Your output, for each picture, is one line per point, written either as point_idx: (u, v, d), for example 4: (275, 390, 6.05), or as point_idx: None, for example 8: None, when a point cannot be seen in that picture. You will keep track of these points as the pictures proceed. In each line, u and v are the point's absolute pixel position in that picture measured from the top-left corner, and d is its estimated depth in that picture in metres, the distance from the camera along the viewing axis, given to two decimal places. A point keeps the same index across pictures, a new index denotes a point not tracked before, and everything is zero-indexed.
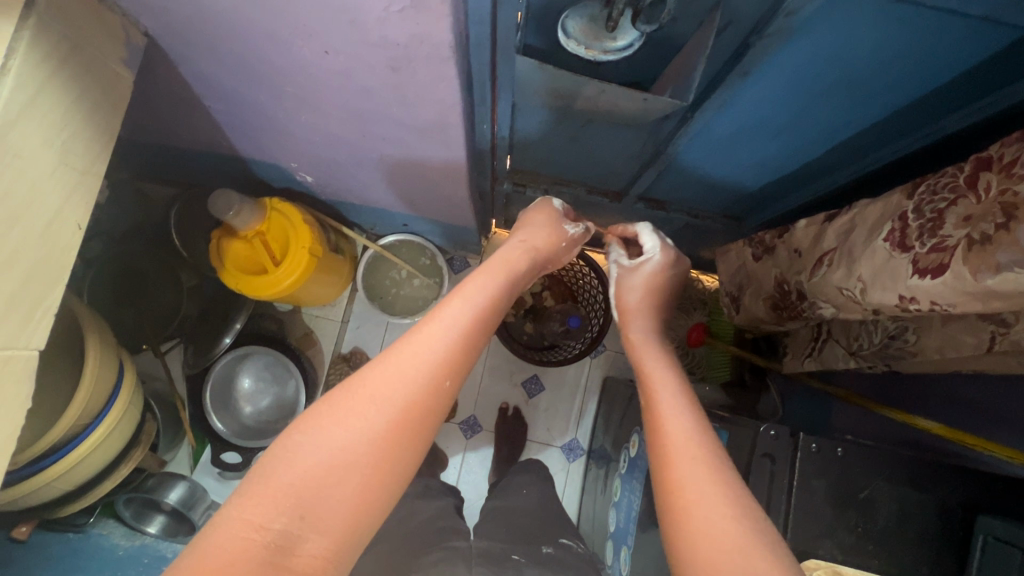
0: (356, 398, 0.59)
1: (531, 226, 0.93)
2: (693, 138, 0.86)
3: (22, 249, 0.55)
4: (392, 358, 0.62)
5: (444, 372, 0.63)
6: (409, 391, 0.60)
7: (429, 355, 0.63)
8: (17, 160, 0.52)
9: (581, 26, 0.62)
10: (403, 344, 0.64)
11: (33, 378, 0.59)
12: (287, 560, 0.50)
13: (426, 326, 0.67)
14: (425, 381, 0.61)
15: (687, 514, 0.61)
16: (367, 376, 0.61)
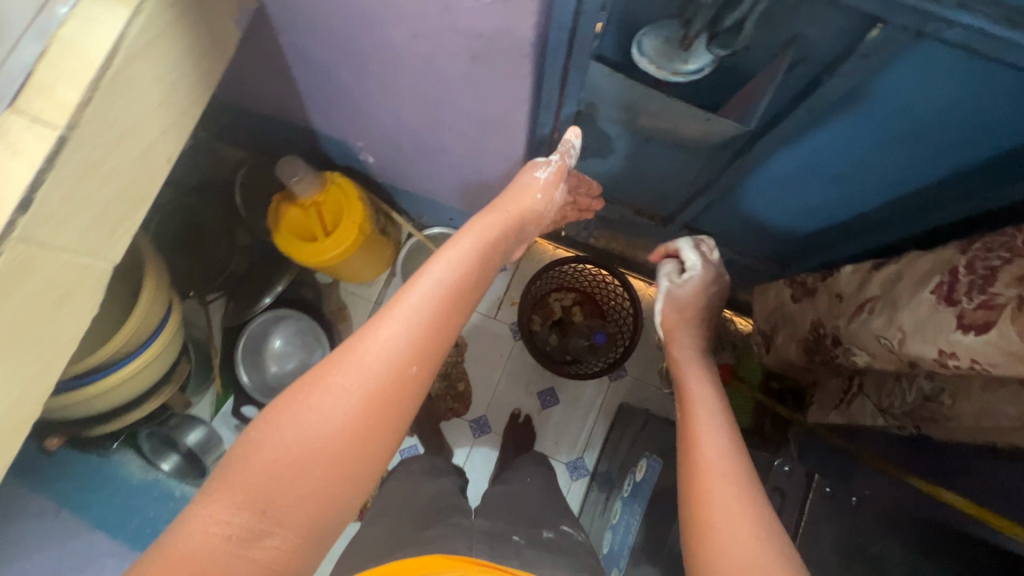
0: (317, 390, 0.59)
1: (515, 193, 0.88)
2: (749, 171, 0.87)
3: (121, 169, 0.61)
4: (355, 348, 0.63)
5: (409, 360, 0.64)
6: (371, 381, 0.61)
7: (392, 343, 0.64)
8: (132, 91, 0.58)
9: (655, 45, 0.63)
10: (367, 331, 0.65)
11: (104, 288, 0.65)
12: (252, 549, 0.51)
13: (392, 312, 0.67)
14: (388, 371, 0.62)
15: (716, 534, 0.61)
16: (329, 367, 0.61)
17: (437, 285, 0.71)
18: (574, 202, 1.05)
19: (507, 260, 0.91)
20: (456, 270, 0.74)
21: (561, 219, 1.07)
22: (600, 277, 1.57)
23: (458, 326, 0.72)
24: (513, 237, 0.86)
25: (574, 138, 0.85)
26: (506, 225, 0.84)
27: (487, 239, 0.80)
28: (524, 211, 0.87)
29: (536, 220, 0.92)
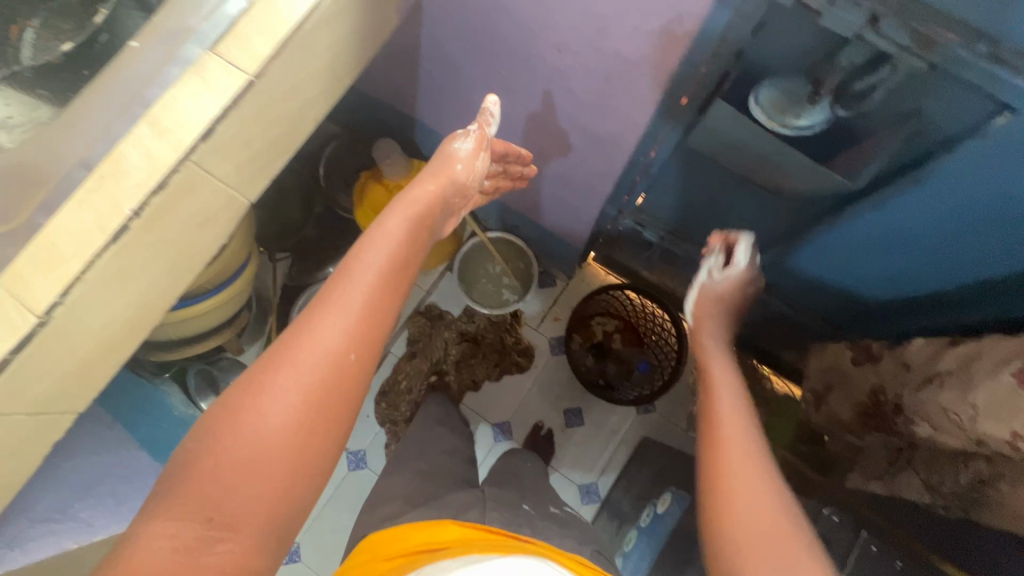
0: (252, 397, 0.59)
1: (437, 165, 0.91)
2: (835, 228, 0.90)
3: (283, 119, 0.68)
4: (288, 351, 0.62)
5: (343, 349, 0.64)
6: (306, 379, 0.61)
7: (325, 340, 0.64)
8: (311, 52, 0.66)
9: (772, 97, 0.67)
10: (298, 330, 0.64)
11: (236, 222, 0.71)
12: (203, 554, 0.51)
13: (324, 308, 0.67)
14: (321, 368, 0.62)
15: (736, 493, 0.65)
16: (263, 375, 0.61)
17: (372, 272, 0.72)
18: (513, 176, 1.05)
19: (437, 235, 0.92)
20: (387, 253, 0.75)
21: (498, 192, 1.06)
22: (649, 309, 1.59)
23: (395, 310, 0.73)
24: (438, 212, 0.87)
25: (492, 108, 0.88)
26: (432, 198, 0.87)
27: (414, 213, 0.83)
28: (445, 183, 0.89)
29: (464, 191, 0.93)
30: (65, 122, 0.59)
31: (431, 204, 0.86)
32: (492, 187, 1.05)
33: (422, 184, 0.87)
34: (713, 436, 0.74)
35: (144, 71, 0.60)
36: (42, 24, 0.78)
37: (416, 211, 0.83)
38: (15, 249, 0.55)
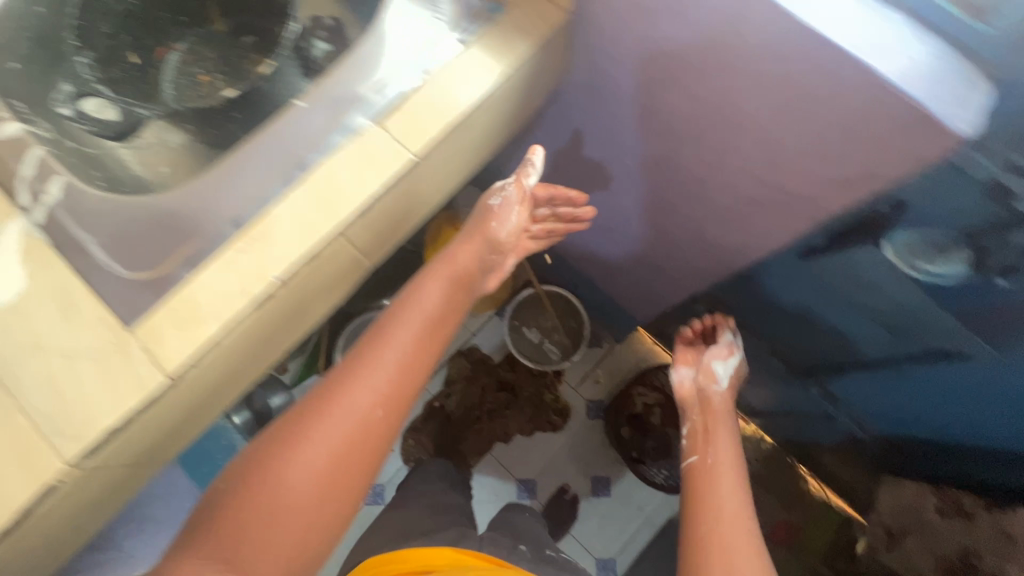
0: (280, 454, 0.53)
1: (471, 225, 0.78)
2: (932, 372, 0.79)
3: (423, 192, 0.67)
4: (322, 407, 0.57)
5: (375, 406, 0.58)
6: (338, 437, 0.55)
7: (360, 397, 0.58)
8: (466, 133, 0.64)
9: (906, 243, 0.63)
10: (334, 385, 0.59)
11: (353, 284, 0.70)
12: None
13: (364, 364, 0.61)
14: (355, 428, 0.56)
15: None
16: (294, 430, 0.55)
17: (416, 329, 0.67)
18: (565, 219, 0.87)
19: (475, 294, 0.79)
20: (438, 300, 0.71)
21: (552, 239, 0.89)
22: None
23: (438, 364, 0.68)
24: (480, 273, 0.78)
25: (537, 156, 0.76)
26: (469, 254, 0.76)
27: (452, 268, 0.75)
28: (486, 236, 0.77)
29: (511, 249, 0.82)
30: (220, 173, 0.58)
31: (472, 260, 0.76)
32: (546, 224, 0.86)
33: (463, 237, 0.78)
34: (693, 498, 0.64)
35: (310, 134, 0.59)
36: (190, 54, 0.78)
37: (459, 265, 0.76)
38: (154, 300, 0.54)
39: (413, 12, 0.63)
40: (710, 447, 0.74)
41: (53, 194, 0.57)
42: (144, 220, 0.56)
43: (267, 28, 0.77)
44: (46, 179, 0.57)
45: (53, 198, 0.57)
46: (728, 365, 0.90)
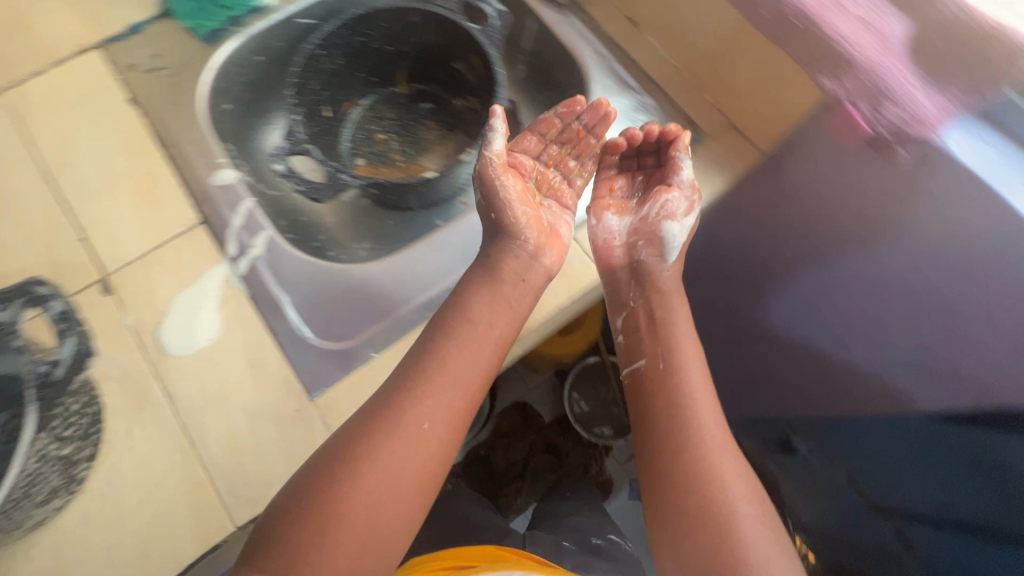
0: (335, 487, 0.47)
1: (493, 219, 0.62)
2: None
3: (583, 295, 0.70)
4: (374, 436, 0.49)
5: (424, 426, 0.51)
6: (396, 461, 0.49)
7: (414, 420, 0.51)
8: None
9: None
10: (386, 413, 0.51)
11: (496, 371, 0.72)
12: None
13: (417, 387, 0.52)
14: (411, 454, 0.50)
15: None
16: (346, 460, 0.48)
17: (482, 345, 0.56)
18: (661, 217, 0.64)
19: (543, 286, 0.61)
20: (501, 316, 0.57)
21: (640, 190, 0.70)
22: None
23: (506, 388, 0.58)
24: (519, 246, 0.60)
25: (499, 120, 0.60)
26: (511, 271, 0.59)
27: (490, 282, 0.58)
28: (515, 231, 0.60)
29: (540, 240, 0.61)
30: (422, 256, 0.62)
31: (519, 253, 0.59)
32: (632, 238, 0.65)
33: (515, 254, 0.59)
34: None
35: (508, 236, 0.61)
36: (371, 111, 0.82)
37: (505, 279, 0.58)
38: (341, 374, 0.55)
39: (616, 124, 0.69)
40: (676, 376, 0.57)
41: (259, 246, 0.60)
42: (347, 288, 0.60)
43: (449, 102, 0.82)
44: (256, 231, 0.60)
45: (259, 250, 0.59)
46: (685, 228, 0.64)
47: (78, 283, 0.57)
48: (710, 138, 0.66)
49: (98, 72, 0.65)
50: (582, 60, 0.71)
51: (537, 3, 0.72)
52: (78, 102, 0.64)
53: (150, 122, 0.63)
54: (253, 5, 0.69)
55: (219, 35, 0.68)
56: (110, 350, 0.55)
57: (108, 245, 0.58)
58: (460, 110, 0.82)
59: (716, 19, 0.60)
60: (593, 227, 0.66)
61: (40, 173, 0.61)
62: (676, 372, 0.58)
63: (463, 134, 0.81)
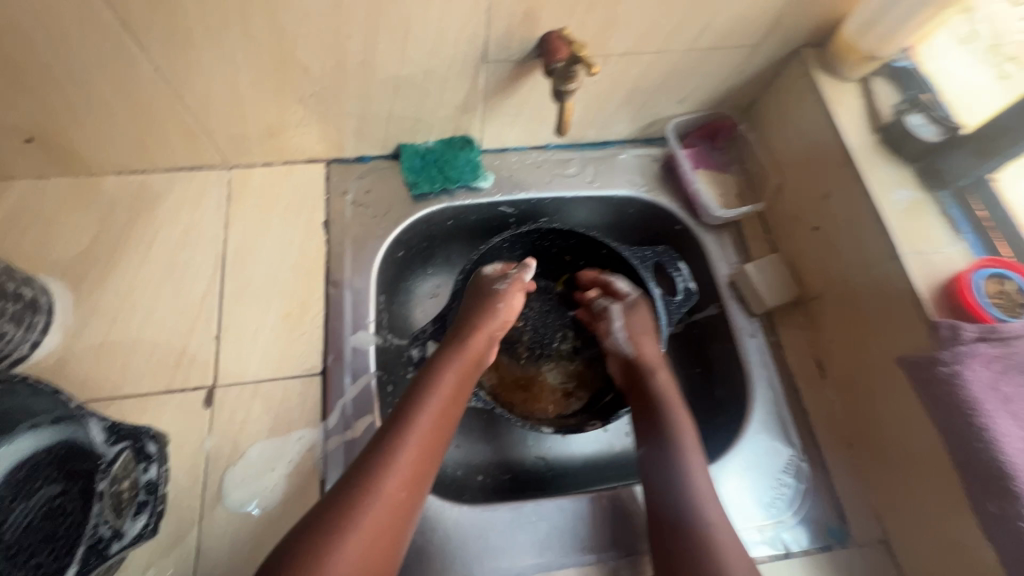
0: (309, 553, 0.41)
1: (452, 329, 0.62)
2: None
3: None
4: (350, 495, 0.44)
5: (403, 476, 0.46)
6: (381, 517, 0.44)
7: (395, 470, 0.46)
8: None
9: None
10: (358, 472, 0.46)
11: None
12: None
13: (391, 438, 0.48)
14: (394, 508, 0.45)
15: None
16: (322, 525, 0.43)
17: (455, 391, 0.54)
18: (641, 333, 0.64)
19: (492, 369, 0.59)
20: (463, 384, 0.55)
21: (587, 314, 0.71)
22: None
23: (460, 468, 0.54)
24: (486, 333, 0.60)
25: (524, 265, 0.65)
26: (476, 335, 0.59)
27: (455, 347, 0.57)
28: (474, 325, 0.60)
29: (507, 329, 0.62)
30: (496, 540, 0.56)
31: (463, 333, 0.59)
32: (631, 322, 0.65)
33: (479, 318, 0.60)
34: None
35: (601, 552, 0.56)
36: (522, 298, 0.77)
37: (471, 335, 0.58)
38: None
39: (761, 480, 0.59)
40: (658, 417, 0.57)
41: (356, 432, 0.57)
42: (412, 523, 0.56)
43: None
44: (361, 413, 0.58)
45: (354, 437, 0.57)
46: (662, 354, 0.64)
47: (191, 383, 0.58)
48: (856, 547, 0.57)
49: (311, 186, 0.69)
50: (751, 376, 0.65)
51: (729, 295, 0.69)
52: (281, 205, 0.68)
53: (328, 251, 0.66)
54: (469, 183, 0.71)
55: (425, 197, 0.70)
56: (175, 470, 0.54)
57: (232, 358, 0.59)
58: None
59: (919, 449, 0.53)
60: (615, 334, 0.65)
61: (216, 256, 0.64)
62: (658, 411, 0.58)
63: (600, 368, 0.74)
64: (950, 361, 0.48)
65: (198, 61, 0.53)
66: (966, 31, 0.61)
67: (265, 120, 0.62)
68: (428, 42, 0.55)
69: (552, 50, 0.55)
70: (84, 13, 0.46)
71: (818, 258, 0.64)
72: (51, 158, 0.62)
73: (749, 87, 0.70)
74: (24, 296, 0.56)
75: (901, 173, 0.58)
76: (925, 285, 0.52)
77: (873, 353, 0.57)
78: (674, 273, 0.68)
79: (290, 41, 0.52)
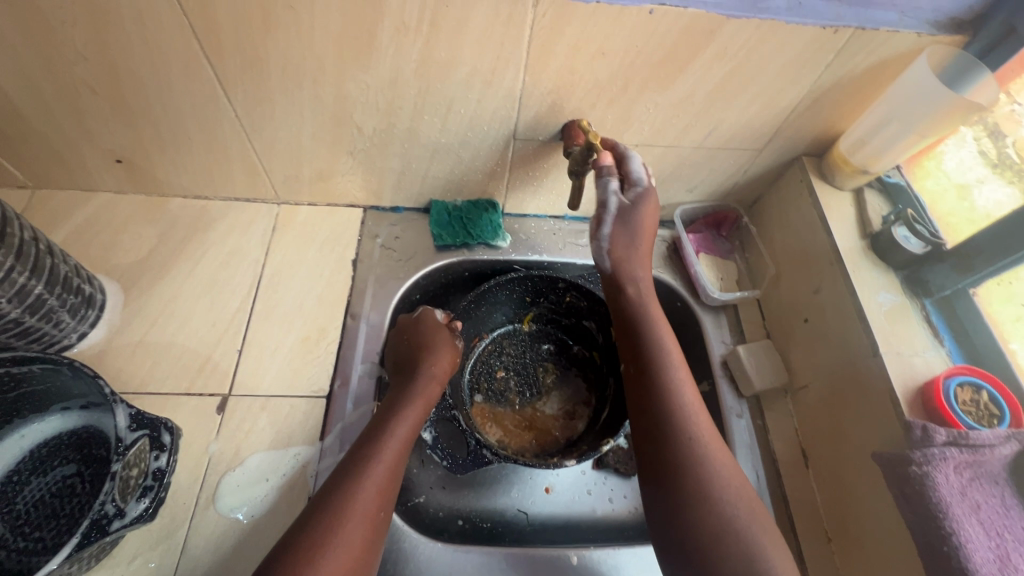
0: (295, 562, 0.44)
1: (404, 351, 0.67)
2: None
3: None
4: (319, 521, 0.47)
5: (371, 503, 0.50)
6: (357, 531, 0.48)
7: (372, 485, 0.50)
8: None
9: None
10: (326, 501, 0.48)
11: None
12: None
13: (360, 467, 0.51)
14: (366, 532, 0.48)
15: None
16: (297, 550, 0.45)
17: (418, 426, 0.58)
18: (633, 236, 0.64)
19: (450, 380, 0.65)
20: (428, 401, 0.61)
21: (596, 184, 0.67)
22: None
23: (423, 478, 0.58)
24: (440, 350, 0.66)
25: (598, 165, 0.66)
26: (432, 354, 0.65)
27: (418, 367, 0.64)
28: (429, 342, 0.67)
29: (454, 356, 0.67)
30: None
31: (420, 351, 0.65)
32: (621, 230, 0.64)
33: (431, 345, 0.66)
34: None
35: None
36: (495, 347, 0.82)
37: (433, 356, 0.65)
38: None
39: None
40: (666, 407, 0.54)
41: None
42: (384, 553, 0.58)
43: (576, 377, 0.82)
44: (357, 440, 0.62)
45: None
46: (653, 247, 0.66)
47: (208, 389, 0.63)
48: None
49: (347, 227, 0.77)
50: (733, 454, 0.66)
51: (720, 372, 0.71)
52: (317, 240, 0.75)
53: (352, 287, 0.72)
54: (488, 241, 0.78)
55: (447, 248, 0.77)
56: (178, 468, 0.58)
57: (249, 371, 0.64)
58: (587, 395, 0.81)
59: (891, 551, 0.53)
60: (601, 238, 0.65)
61: (253, 278, 0.71)
62: (665, 397, 0.55)
63: (582, 404, 0.80)
64: (922, 462, 0.49)
65: (271, 113, 0.62)
66: (994, 153, 0.63)
67: (317, 166, 0.71)
68: (466, 118, 0.63)
69: (575, 135, 0.63)
70: (188, 67, 0.56)
71: (807, 349, 0.67)
72: (132, 178, 0.72)
73: (753, 186, 0.76)
74: (85, 291, 0.63)
75: (886, 278, 0.62)
76: (903, 385, 0.55)
77: (852, 446, 0.58)
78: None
79: (349, 106, 0.61)
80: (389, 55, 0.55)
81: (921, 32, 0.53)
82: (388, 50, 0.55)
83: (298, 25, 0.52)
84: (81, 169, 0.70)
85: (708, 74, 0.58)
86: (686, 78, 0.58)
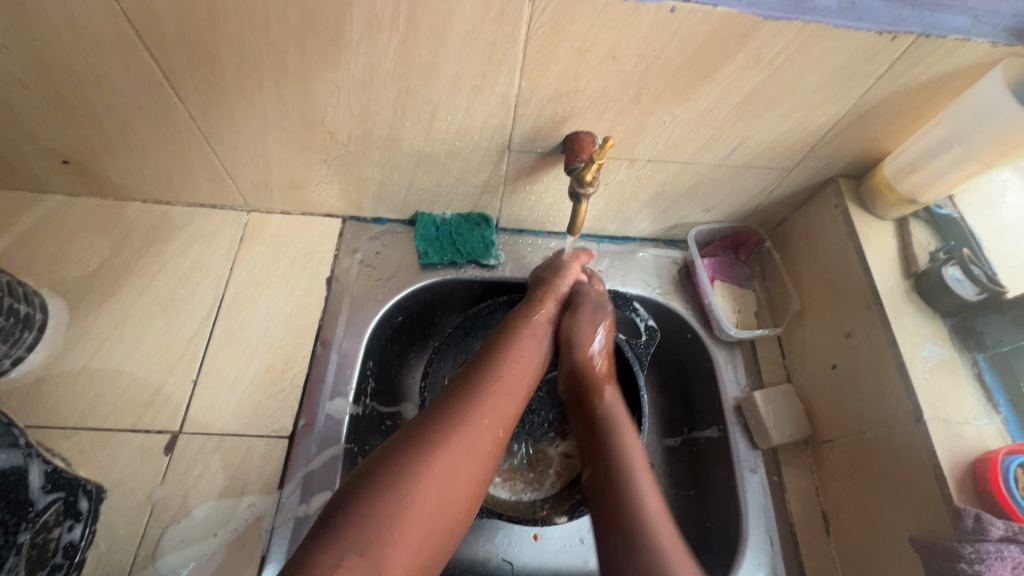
0: (422, 445, 0.44)
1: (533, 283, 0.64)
2: None
3: None
4: (443, 438, 0.45)
5: (480, 427, 0.47)
6: (478, 428, 0.47)
7: (491, 393, 0.50)
8: None
9: None
10: (427, 433, 0.45)
11: None
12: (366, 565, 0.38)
13: (478, 385, 0.50)
14: (478, 448, 0.46)
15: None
16: (393, 466, 0.42)
17: (535, 368, 0.56)
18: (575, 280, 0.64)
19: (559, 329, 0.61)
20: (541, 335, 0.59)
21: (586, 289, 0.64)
22: None
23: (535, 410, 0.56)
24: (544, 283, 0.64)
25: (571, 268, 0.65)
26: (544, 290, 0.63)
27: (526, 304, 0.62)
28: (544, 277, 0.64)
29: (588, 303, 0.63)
30: None
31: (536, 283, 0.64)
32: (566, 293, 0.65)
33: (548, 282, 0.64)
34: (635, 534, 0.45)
35: None
36: None
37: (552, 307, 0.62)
38: None
39: None
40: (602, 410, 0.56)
41: (311, 508, 0.54)
42: None
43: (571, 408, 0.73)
44: (319, 488, 0.55)
45: (307, 514, 0.54)
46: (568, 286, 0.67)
47: (156, 426, 0.56)
48: None
49: (323, 240, 0.69)
50: (745, 517, 0.58)
51: (734, 419, 0.63)
52: (288, 254, 0.68)
53: (325, 309, 0.65)
54: (480, 259, 0.70)
55: (433, 267, 0.69)
56: (117, 519, 0.51)
57: (204, 406, 0.57)
58: None
59: None
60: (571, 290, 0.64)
61: (215, 297, 0.64)
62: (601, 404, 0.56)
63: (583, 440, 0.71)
64: (974, 559, 0.42)
65: (230, 115, 0.54)
66: None
67: (288, 174, 0.63)
68: (453, 126, 0.55)
69: (579, 147, 0.54)
70: (128, 59, 0.48)
71: (833, 401, 0.59)
72: (83, 181, 0.64)
73: (779, 207, 0.68)
74: (18, 312, 0.56)
75: (932, 326, 0.54)
76: (951, 461, 0.47)
77: (884, 522, 0.51)
78: (630, 313, 0.67)
79: (319, 110, 0.53)
80: (362, 53, 0.47)
81: (998, 42, 0.44)
82: (360, 48, 0.46)
83: (251, 15, 0.43)
84: (25, 171, 0.62)
85: (738, 84, 0.49)
86: (711, 89, 0.50)
